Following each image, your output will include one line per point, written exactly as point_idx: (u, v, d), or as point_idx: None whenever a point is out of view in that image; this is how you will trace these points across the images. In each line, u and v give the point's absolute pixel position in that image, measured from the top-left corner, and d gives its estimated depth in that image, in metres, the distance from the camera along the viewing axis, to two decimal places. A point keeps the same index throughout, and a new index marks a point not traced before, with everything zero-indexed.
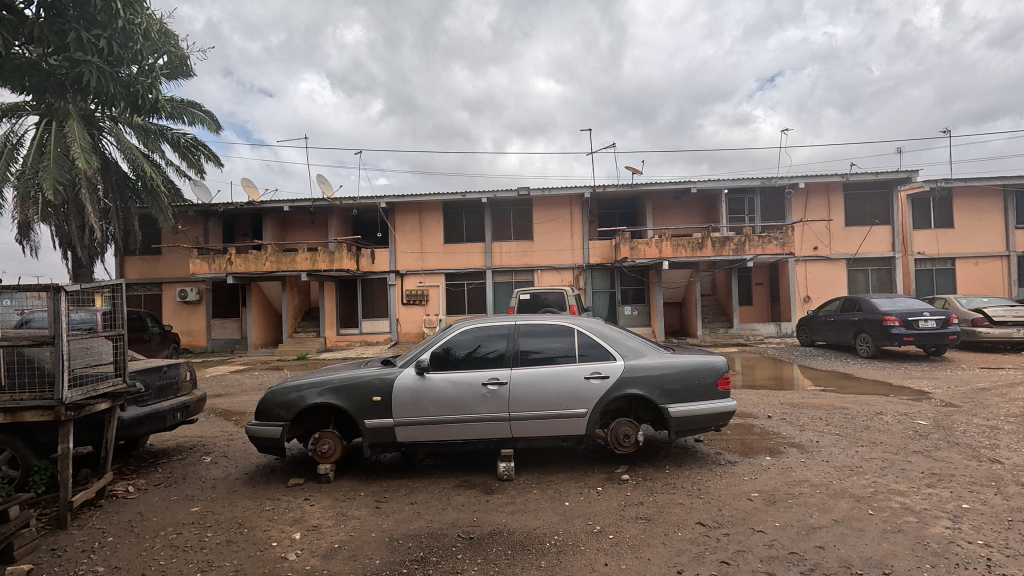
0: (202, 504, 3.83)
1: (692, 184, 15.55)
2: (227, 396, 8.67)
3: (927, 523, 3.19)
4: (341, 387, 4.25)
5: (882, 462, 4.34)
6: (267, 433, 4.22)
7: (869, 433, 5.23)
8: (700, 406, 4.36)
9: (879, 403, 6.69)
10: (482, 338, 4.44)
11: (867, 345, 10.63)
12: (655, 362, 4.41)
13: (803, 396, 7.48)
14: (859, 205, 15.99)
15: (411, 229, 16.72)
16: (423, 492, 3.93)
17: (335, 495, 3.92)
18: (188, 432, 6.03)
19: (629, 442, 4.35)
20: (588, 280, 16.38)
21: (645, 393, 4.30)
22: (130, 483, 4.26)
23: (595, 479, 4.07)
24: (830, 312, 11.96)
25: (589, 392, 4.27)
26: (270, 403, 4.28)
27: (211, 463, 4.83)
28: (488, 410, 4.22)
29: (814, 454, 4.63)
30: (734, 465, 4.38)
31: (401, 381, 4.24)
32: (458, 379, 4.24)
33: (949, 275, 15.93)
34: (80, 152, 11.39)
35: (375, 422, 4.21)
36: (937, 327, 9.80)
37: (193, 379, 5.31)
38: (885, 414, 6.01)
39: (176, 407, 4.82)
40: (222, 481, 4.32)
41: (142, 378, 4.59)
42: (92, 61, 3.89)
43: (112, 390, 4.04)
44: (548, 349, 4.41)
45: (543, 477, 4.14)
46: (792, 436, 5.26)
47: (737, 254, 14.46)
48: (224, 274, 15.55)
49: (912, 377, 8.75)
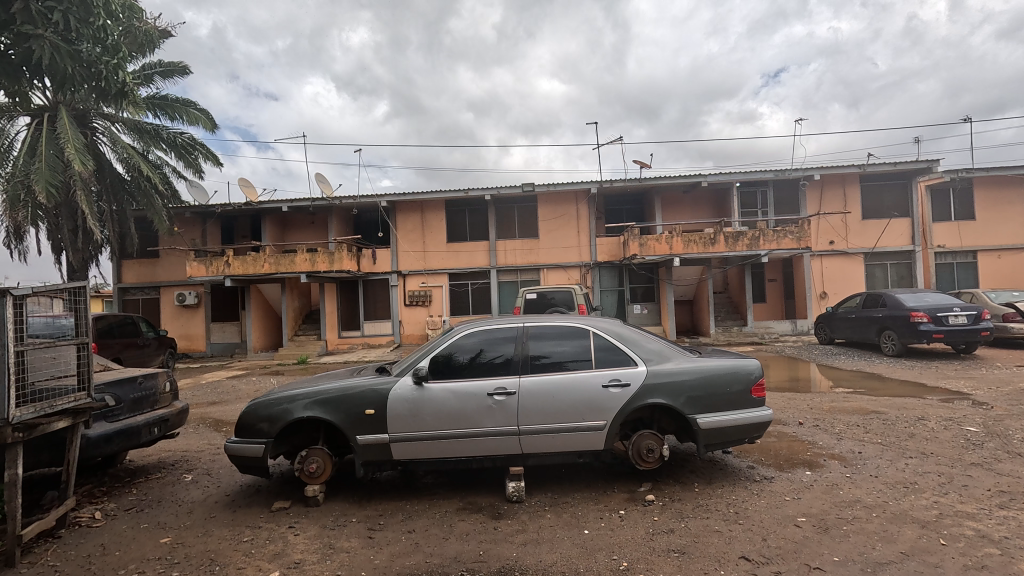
0: (174, 534, 3.40)
1: (702, 178, 15.03)
2: (219, 405, 8.25)
3: (1015, 557, 2.71)
4: (330, 400, 3.80)
5: (939, 477, 3.86)
6: (249, 451, 3.78)
7: (916, 442, 4.73)
8: (731, 416, 3.89)
9: (916, 406, 6.18)
10: (486, 342, 3.99)
11: (892, 343, 10.13)
12: (679, 368, 3.94)
13: (832, 399, 6.98)
14: (875, 197, 15.44)
15: (413, 228, 16.31)
16: (423, 518, 3.47)
17: (324, 522, 3.48)
18: (172, 446, 5.60)
19: (653, 457, 3.88)
20: (596, 278, 15.90)
21: (671, 402, 3.83)
22: (97, 508, 3.83)
23: (615, 501, 3.61)
24: (850, 309, 11.43)
25: (608, 402, 3.80)
26: (252, 417, 3.83)
27: (191, 482, 4.40)
28: (495, 423, 3.76)
29: (858, 467, 4.15)
30: (772, 482, 3.89)
31: (397, 392, 3.79)
32: (460, 389, 3.79)
33: (971, 269, 15.32)
34: (74, 152, 11.06)
35: (368, 438, 3.76)
36: (968, 323, 9.24)
37: (173, 389, 4.88)
38: (928, 419, 5.50)
39: (152, 422, 4.39)
40: (199, 504, 3.88)
41: (113, 391, 4.14)
42: (43, 35, 3.48)
43: (74, 406, 3.61)
44: (558, 353, 3.96)
45: (558, 499, 3.68)
46: (830, 446, 4.77)
47: (750, 249, 13.94)
48: (223, 276, 15.14)
49: (946, 377, 8.22)
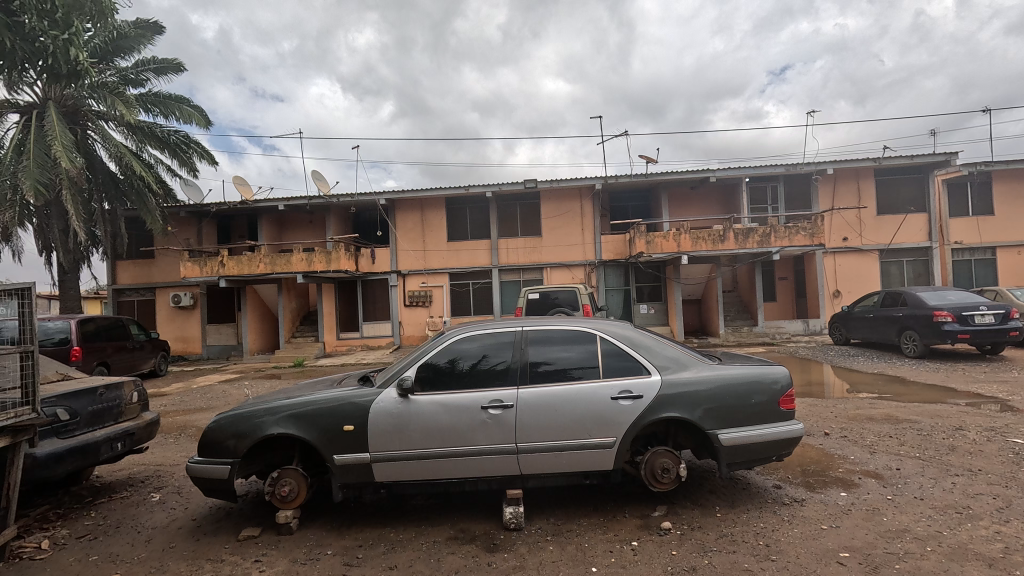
0: (124, 570, 2.99)
1: (710, 173, 14.52)
2: (204, 412, 7.84)
3: None
4: (306, 414, 3.38)
5: (995, 500, 3.40)
6: (214, 473, 3.37)
7: (959, 456, 4.25)
8: (757, 432, 3.45)
9: (950, 414, 5.70)
10: (483, 348, 3.56)
11: (913, 344, 9.63)
12: (698, 377, 3.49)
13: (856, 406, 6.50)
14: (890, 192, 14.91)
15: (412, 226, 15.91)
16: (408, 550, 3.05)
17: (295, 555, 3.05)
18: (145, 460, 5.19)
19: (669, 477, 3.42)
20: (601, 278, 15.45)
21: (688, 417, 3.40)
22: (45, 537, 3.42)
23: (627, 529, 3.18)
24: (867, 308, 10.91)
25: (618, 417, 3.36)
26: (218, 433, 3.42)
27: (157, 503, 3.98)
28: (491, 441, 3.33)
29: (899, 487, 3.69)
30: (804, 506, 3.44)
31: (380, 405, 3.36)
32: (451, 401, 3.35)
33: (990, 266, 14.75)
34: (62, 151, 10.64)
35: (347, 458, 3.35)
36: (995, 323, 8.73)
37: (142, 399, 4.48)
38: (967, 429, 5.02)
39: (113, 437, 3.99)
40: (159, 532, 3.46)
41: (67, 404, 3.73)
42: None
43: (14, 424, 3.18)
44: (561, 360, 3.52)
45: (562, 527, 3.24)
46: (863, 461, 4.30)
47: (761, 246, 13.45)
48: (217, 277, 14.78)
49: (975, 381, 7.74)
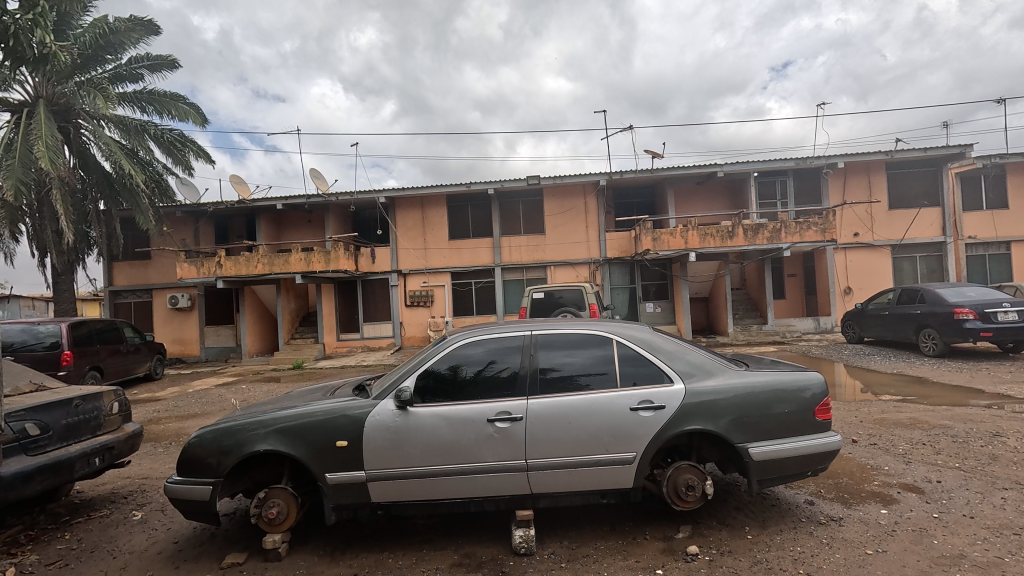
0: None
1: (717, 168, 14.17)
2: (197, 418, 7.55)
3: None
4: (295, 429, 3.07)
5: None
6: (195, 494, 3.07)
7: (1003, 467, 3.93)
8: (791, 445, 3.14)
9: (983, 418, 5.37)
10: (489, 352, 3.25)
11: (933, 343, 9.30)
12: (725, 384, 3.18)
13: (880, 409, 6.17)
14: (902, 185, 14.54)
15: (413, 225, 15.60)
16: None
17: None
18: (129, 473, 4.88)
19: (694, 495, 3.11)
20: (606, 275, 15.12)
21: (715, 429, 3.08)
22: (11, 564, 3.13)
23: (651, 553, 2.88)
24: (882, 306, 10.58)
25: (636, 428, 3.05)
26: (199, 449, 3.12)
27: (138, 522, 3.69)
28: (498, 457, 3.03)
29: (944, 503, 3.37)
30: (843, 526, 3.13)
31: (376, 418, 3.05)
32: (454, 414, 3.04)
33: (1005, 260, 14.38)
34: (45, 151, 10.24)
35: (341, 476, 3.05)
36: (1020, 320, 8.36)
37: (124, 410, 4.19)
38: (1005, 435, 4.69)
39: (90, 451, 3.69)
40: (136, 557, 3.17)
41: (37, 417, 3.44)
42: None
43: None
44: (570, 366, 3.22)
45: (577, 551, 2.94)
46: (899, 472, 3.98)
47: (771, 242, 13.11)
48: (214, 278, 14.49)
49: (1000, 381, 7.41)
